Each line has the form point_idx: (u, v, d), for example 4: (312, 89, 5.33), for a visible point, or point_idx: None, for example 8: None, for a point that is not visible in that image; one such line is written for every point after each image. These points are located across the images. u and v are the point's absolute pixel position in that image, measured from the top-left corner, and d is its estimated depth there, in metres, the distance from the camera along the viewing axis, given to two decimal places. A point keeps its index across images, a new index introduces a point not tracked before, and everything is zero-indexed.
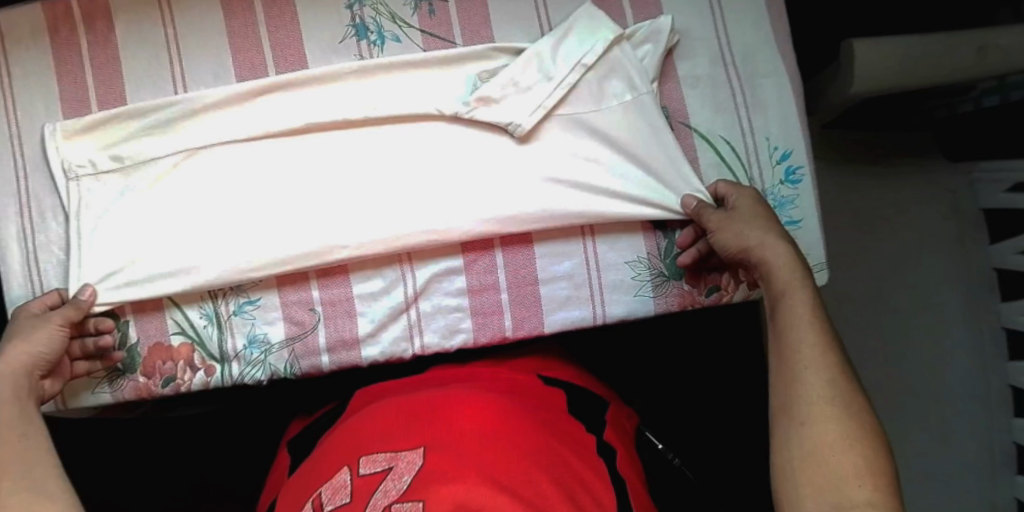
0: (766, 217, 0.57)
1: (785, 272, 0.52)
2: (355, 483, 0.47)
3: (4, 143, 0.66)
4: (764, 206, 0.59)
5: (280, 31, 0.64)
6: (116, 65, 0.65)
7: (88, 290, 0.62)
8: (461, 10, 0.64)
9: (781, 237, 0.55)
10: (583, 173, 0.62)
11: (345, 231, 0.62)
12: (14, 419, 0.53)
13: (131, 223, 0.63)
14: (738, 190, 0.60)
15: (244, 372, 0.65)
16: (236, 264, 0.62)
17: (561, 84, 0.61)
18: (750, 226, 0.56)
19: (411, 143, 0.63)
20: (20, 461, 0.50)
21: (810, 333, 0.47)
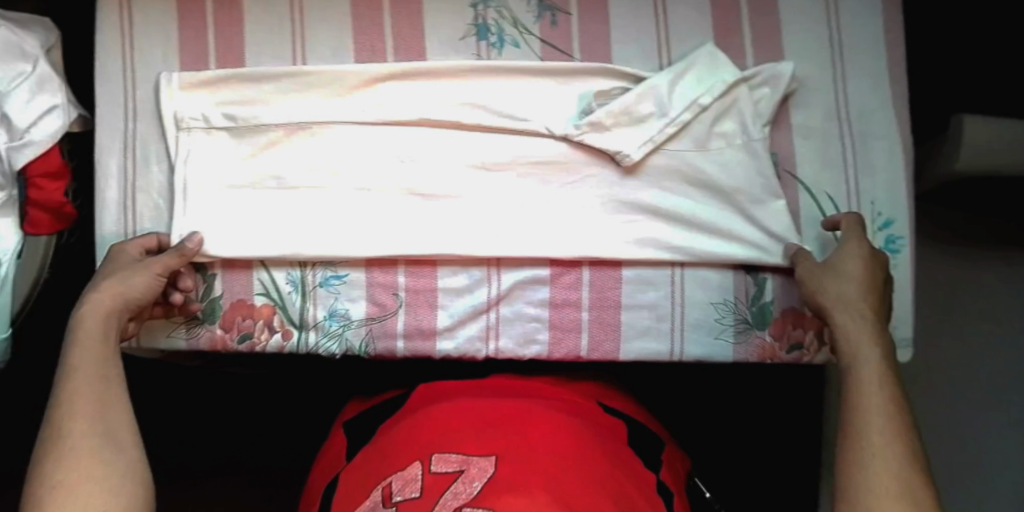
0: (865, 279, 0.57)
1: (869, 351, 0.53)
2: (426, 479, 0.50)
3: (119, 85, 0.67)
4: (870, 261, 0.59)
5: (402, 20, 0.65)
6: (239, 27, 0.66)
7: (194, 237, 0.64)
8: (583, 26, 0.64)
9: (867, 300, 0.56)
10: (680, 207, 0.63)
11: (444, 231, 0.65)
12: (94, 382, 0.55)
13: (237, 184, 0.66)
14: (853, 239, 0.60)
15: (320, 342, 0.68)
16: (338, 245, 0.65)
17: (673, 122, 0.62)
18: (842, 288, 0.57)
19: (515, 153, 0.64)
20: (98, 441, 0.52)
21: (881, 404, 0.49)
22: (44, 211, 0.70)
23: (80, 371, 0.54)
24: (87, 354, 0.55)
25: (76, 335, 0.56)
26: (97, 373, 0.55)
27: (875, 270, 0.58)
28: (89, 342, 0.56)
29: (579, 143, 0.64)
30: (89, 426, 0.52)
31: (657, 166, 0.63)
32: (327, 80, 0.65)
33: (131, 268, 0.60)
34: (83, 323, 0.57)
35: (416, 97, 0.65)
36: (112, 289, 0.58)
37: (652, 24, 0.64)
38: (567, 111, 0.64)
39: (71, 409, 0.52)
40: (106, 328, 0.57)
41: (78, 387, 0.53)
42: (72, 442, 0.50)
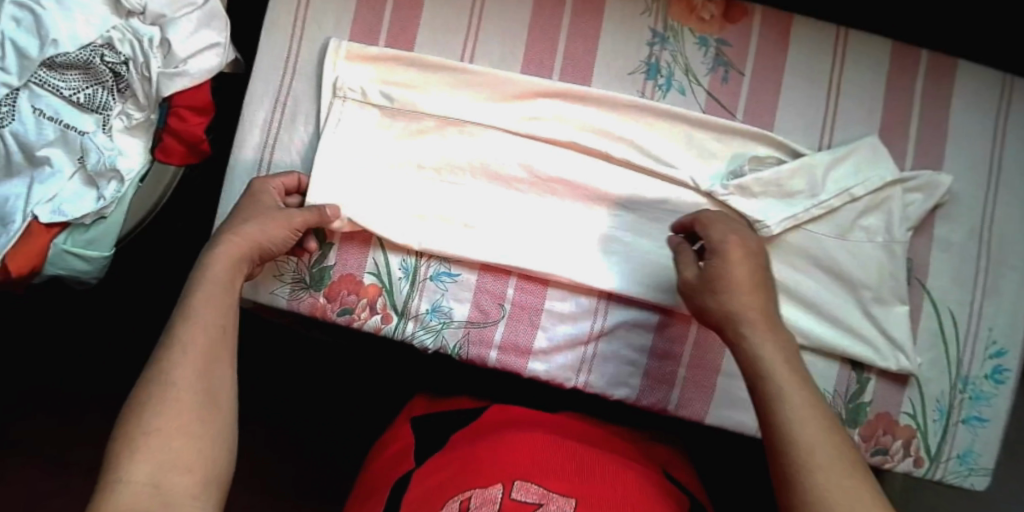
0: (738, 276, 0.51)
1: (782, 367, 0.46)
2: (504, 502, 0.48)
3: (285, 39, 0.68)
4: (741, 255, 0.52)
5: (577, 42, 0.65)
6: (417, 13, 0.67)
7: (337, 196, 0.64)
8: (754, 90, 0.64)
9: (740, 305, 0.50)
10: (809, 287, 0.62)
11: (569, 256, 0.64)
12: (212, 329, 0.51)
13: (380, 162, 0.66)
14: (721, 230, 0.54)
15: (416, 334, 0.67)
16: (467, 245, 0.65)
17: (820, 204, 0.62)
18: (725, 295, 0.51)
19: (657, 196, 0.63)
20: (202, 392, 0.48)
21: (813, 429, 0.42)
22: (180, 142, 0.70)
23: (197, 317, 0.51)
24: (207, 297, 0.53)
25: (203, 275, 0.54)
26: (214, 320, 0.52)
27: (750, 265, 0.52)
28: (214, 285, 0.54)
29: (721, 202, 0.62)
30: (196, 372, 0.48)
31: (793, 245, 0.62)
32: (489, 83, 0.65)
33: (272, 215, 0.61)
34: (213, 264, 0.55)
35: (571, 118, 0.65)
36: (246, 235, 0.58)
37: (821, 104, 0.64)
38: (716, 168, 0.63)
39: (184, 350, 0.49)
40: (233, 273, 0.56)
41: (194, 327, 0.50)
42: (177, 384, 0.47)
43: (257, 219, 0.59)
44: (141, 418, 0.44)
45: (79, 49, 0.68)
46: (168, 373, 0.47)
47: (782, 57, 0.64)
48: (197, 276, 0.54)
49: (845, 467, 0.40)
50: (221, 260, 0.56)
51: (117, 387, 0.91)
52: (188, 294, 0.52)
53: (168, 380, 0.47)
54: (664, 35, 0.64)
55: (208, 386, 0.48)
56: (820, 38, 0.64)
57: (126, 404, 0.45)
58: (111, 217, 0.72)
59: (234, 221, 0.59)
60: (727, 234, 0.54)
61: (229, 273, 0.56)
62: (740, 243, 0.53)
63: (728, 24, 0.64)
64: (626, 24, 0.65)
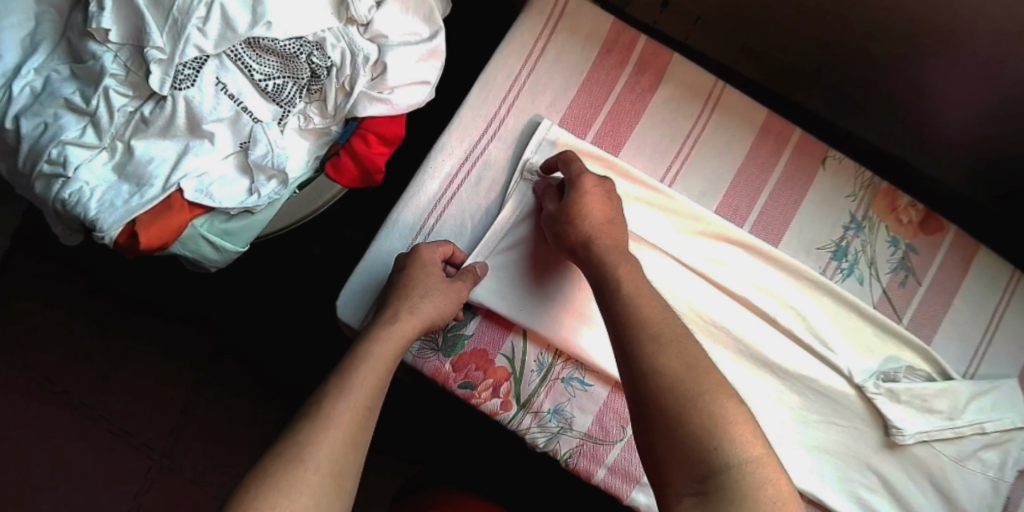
0: (591, 203, 0.58)
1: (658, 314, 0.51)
2: None
3: (496, 99, 0.67)
4: (593, 186, 0.60)
5: (777, 201, 0.67)
6: (634, 119, 0.67)
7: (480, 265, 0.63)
8: (926, 300, 0.66)
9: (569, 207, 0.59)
10: (911, 492, 0.64)
11: None
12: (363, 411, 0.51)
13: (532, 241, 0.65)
14: (578, 165, 0.61)
15: (530, 429, 0.64)
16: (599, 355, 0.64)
17: (953, 428, 0.63)
18: (582, 220, 0.58)
19: (810, 372, 0.64)
20: (331, 475, 0.46)
21: (674, 351, 0.48)
22: (355, 163, 0.69)
23: (355, 395, 0.51)
24: (360, 377, 0.53)
25: (368, 353, 0.55)
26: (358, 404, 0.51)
27: (599, 196, 0.59)
28: (370, 367, 0.54)
29: (867, 399, 0.64)
30: (329, 455, 0.47)
31: (913, 456, 0.64)
32: (679, 211, 0.65)
33: (438, 294, 0.60)
34: (379, 342, 0.56)
35: (747, 273, 0.65)
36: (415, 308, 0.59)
37: (980, 334, 0.66)
38: (870, 363, 0.65)
39: (328, 426, 0.48)
40: (390, 355, 0.56)
41: (343, 405, 0.50)
42: (309, 462, 0.45)
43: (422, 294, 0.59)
44: (264, 485, 0.43)
45: (290, 40, 0.64)
46: (309, 445, 0.47)
47: (961, 279, 0.67)
48: (361, 352, 0.55)
49: (668, 366, 0.47)
50: (386, 339, 0.56)
51: (188, 345, 0.94)
52: (348, 370, 0.53)
53: (297, 449, 0.46)
54: (861, 223, 0.66)
55: (332, 470, 0.46)
56: (995, 273, 0.67)
57: (263, 461, 0.45)
58: (257, 215, 0.69)
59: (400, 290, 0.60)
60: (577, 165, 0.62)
61: (390, 357, 0.56)
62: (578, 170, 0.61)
63: (921, 233, 0.67)
64: (827, 201, 0.67)
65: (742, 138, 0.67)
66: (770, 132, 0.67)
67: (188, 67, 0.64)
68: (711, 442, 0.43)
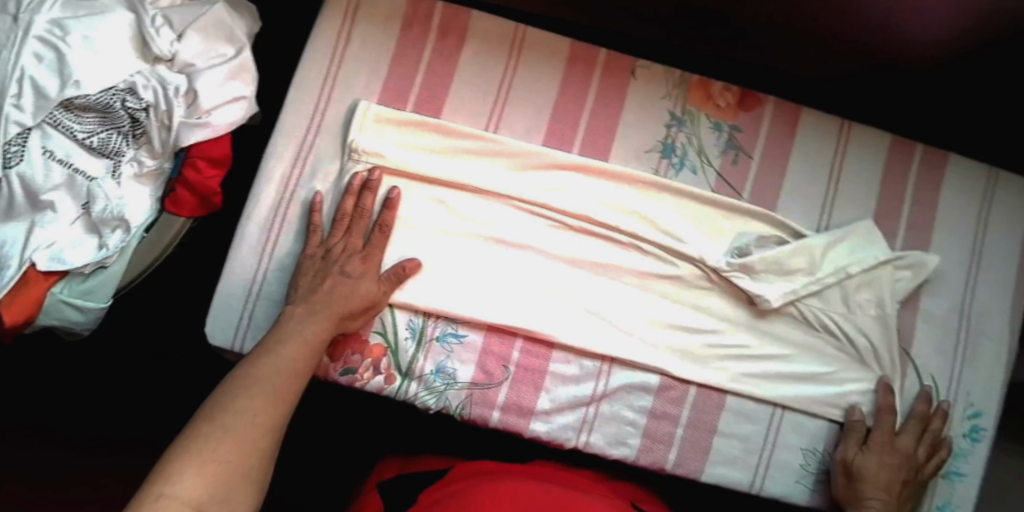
0: (884, 474, 0.65)
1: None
2: None
3: (312, 95, 0.69)
4: (902, 462, 0.66)
5: (598, 118, 0.69)
6: (447, 77, 0.69)
7: (387, 281, 0.65)
8: (760, 171, 0.69)
9: (885, 484, 0.65)
10: (790, 345, 0.69)
11: (570, 328, 0.67)
12: (270, 395, 0.55)
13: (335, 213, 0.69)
14: (907, 443, 0.66)
15: (419, 395, 0.68)
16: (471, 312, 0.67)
17: (818, 281, 0.67)
18: (868, 481, 0.65)
19: (661, 268, 0.69)
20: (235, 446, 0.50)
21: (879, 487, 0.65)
22: (192, 192, 0.72)
23: (265, 383, 0.56)
24: (279, 361, 0.58)
25: (276, 350, 0.59)
26: (279, 386, 0.57)
27: (904, 466, 0.66)
28: (292, 354, 0.59)
29: (723, 277, 0.68)
30: (239, 435, 0.51)
31: (785, 316, 0.69)
32: (510, 153, 0.68)
33: (323, 295, 0.63)
34: (289, 341, 0.60)
35: (586, 192, 0.68)
36: (324, 310, 0.63)
37: (823, 191, 0.69)
38: (721, 245, 0.69)
39: (238, 408, 0.53)
40: (313, 347, 0.61)
41: (253, 391, 0.55)
42: (219, 437, 0.50)
43: (352, 292, 0.64)
44: (177, 457, 0.48)
45: (101, 92, 0.67)
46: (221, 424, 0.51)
47: (790, 143, 0.69)
48: (271, 350, 0.59)
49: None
50: (308, 330, 0.61)
51: None
52: (262, 362, 0.57)
53: (224, 423, 0.51)
54: (681, 118, 0.69)
55: (258, 446, 0.52)
56: (825, 126, 0.69)
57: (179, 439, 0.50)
58: (112, 267, 0.70)
59: (325, 290, 0.63)
60: (909, 441, 0.67)
61: (300, 353, 0.60)
62: (910, 450, 0.66)
63: (741, 111, 0.69)
64: (645, 106, 0.69)
65: (554, 68, 0.69)
66: (579, 57, 0.69)
67: (13, 144, 0.65)
68: None
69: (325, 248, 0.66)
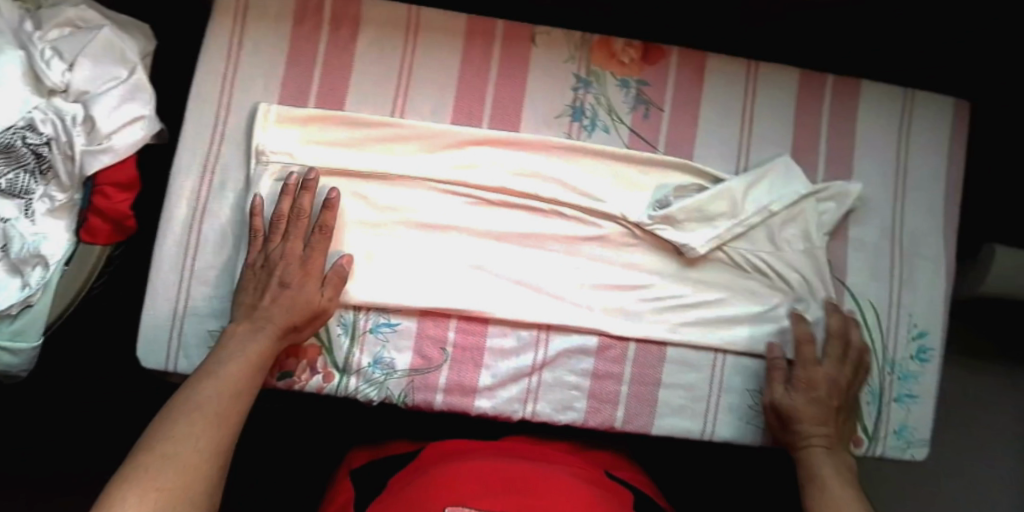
0: (812, 407, 0.64)
1: (837, 492, 0.59)
2: None
3: (214, 107, 0.69)
4: (830, 389, 0.65)
5: (503, 89, 0.68)
6: (346, 70, 0.68)
7: (330, 289, 0.65)
8: (672, 122, 0.69)
9: (819, 418, 0.64)
10: (725, 289, 0.69)
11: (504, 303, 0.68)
12: (211, 417, 0.55)
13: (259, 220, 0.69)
14: (829, 370, 0.65)
15: (361, 388, 0.70)
16: (404, 300, 0.68)
17: (741, 223, 0.67)
18: (798, 420, 0.64)
19: (586, 231, 0.69)
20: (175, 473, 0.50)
21: (813, 425, 0.64)
22: (104, 219, 0.71)
23: (204, 407, 0.55)
24: (219, 382, 0.58)
25: (216, 371, 0.59)
26: (226, 410, 0.57)
27: (834, 393, 0.65)
28: (234, 377, 0.59)
29: (648, 231, 0.69)
30: (177, 460, 0.50)
31: (715, 261, 0.69)
32: (419, 136, 0.67)
33: (264, 312, 0.63)
34: (231, 361, 0.60)
35: (501, 165, 0.68)
36: (268, 325, 0.63)
37: (737, 133, 0.69)
38: (642, 200, 0.69)
39: (175, 436, 0.52)
40: (257, 366, 0.61)
41: (191, 417, 0.54)
42: (155, 466, 0.49)
43: (280, 302, 0.63)
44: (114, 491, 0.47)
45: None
46: (159, 454, 0.50)
47: (699, 89, 0.69)
48: (210, 372, 0.59)
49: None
50: (249, 347, 0.61)
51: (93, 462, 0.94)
52: (201, 385, 0.57)
53: (163, 451, 0.51)
54: (587, 79, 0.68)
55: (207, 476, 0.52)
56: (730, 68, 0.69)
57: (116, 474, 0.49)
58: (39, 303, 0.69)
59: (263, 303, 0.64)
60: (832, 367, 0.66)
61: (242, 372, 0.60)
62: (834, 376, 0.66)
63: (647, 65, 0.69)
64: (549, 71, 0.68)
65: (452, 45, 0.68)
66: (476, 31, 0.68)
67: None
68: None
69: (265, 255, 0.65)
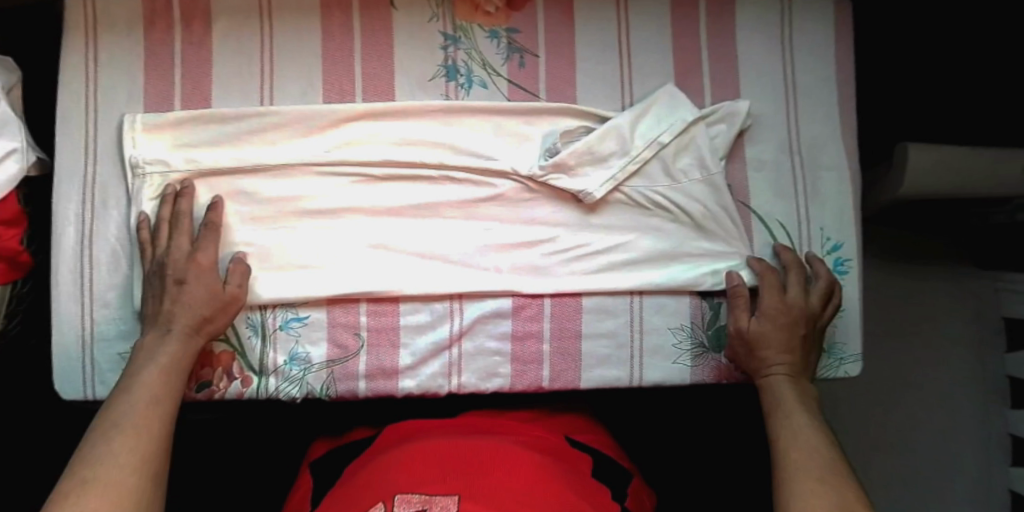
0: (784, 334, 0.62)
1: (800, 419, 0.57)
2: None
3: (79, 125, 0.67)
4: (797, 316, 0.63)
5: (371, 59, 0.66)
6: (207, 67, 0.66)
7: (234, 277, 0.63)
8: (550, 67, 0.67)
9: (789, 347, 0.62)
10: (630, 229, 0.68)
11: (407, 278, 0.66)
12: (137, 432, 0.53)
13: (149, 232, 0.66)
14: (795, 297, 0.64)
15: (281, 387, 0.67)
16: (304, 292, 0.65)
17: (634, 160, 0.66)
18: (764, 347, 0.62)
19: (480, 193, 0.67)
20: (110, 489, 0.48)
21: (781, 354, 0.62)
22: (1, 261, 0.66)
23: (127, 421, 0.53)
24: (140, 394, 0.56)
25: (134, 383, 0.57)
26: (148, 424, 0.54)
27: (799, 320, 0.63)
28: (154, 381, 0.57)
29: (543, 183, 0.67)
30: (111, 477, 0.49)
31: (615, 204, 0.68)
32: (292, 121, 0.65)
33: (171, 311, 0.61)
34: (148, 369, 0.58)
35: (382, 138, 0.66)
36: (173, 329, 0.60)
37: (617, 68, 0.67)
38: (533, 153, 0.67)
39: (106, 453, 0.51)
40: (178, 367, 0.59)
41: (118, 433, 0.52)
42: (87, 488, 0.48)
43: (181, 303, 0.61)
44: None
45: None
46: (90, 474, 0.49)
47: (571, 29, 0.67)
48: (128, 384, 0.57)
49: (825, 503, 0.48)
50: (165, 353, 0.59)
51: None
52: (124, 401, 0.55)
53: (93, 470, 0.49)
54: (455, 35, 0.66)
55: (140, 484, 0.50)
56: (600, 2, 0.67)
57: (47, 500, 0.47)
58: None
59: (164, 306, 0.61)
60: (799, 294, 0.64)
61: (161, 379, 0.58)
62: (803, 302, 0.64)
63: (514, 12, 0.67)
64: (414, 33, 0.66)
65: (311, 22, 0.66)
66: (333, 3, 0.66)
67: None
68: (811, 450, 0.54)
69: (156, 260, 0.63)
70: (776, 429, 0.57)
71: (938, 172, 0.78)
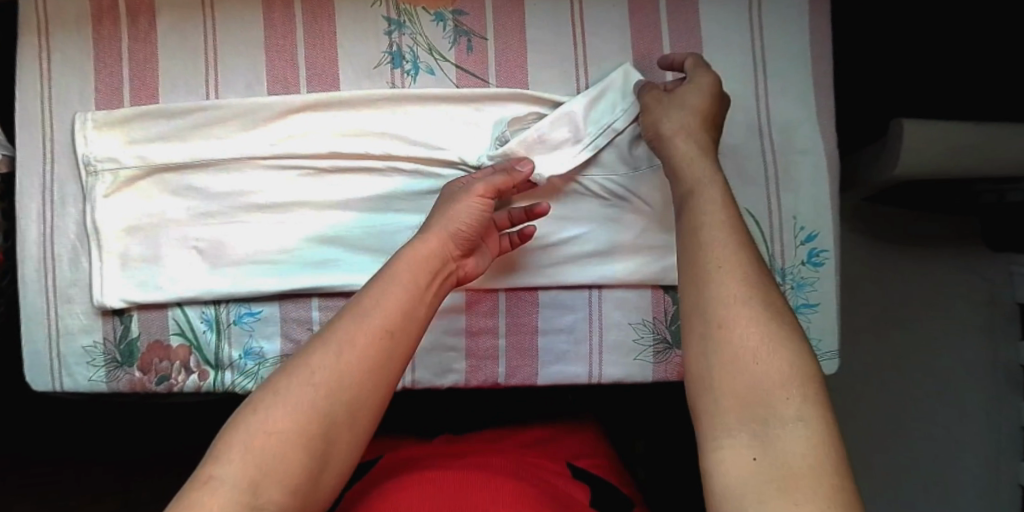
0: (685, 101, 0.56)
1: (716, 226, 0.45)
2: None
3: (35, 127, 0.67)
4: (698, 87, 0.56)
5: (315, 48, 0.65)
6: (154, 62, 0.66)
7: (481, 185, 0.57)
8: (499, 51, 0.64)
9: (687, 120, 0.55)
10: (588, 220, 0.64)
11: (356, 273, 0.65)
12: (353, 339, 0.47)
13: (106, 226, 0.66)
14: (696, 73, 0.57)
15: (236, 381, 0.66)
16: (253, 287, 0.65)
17: (589, 147, 0.62)
18: (657, 114, 0.57)
19: (430, 185, 0.64)
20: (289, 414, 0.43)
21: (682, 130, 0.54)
22: None
23: (348, 330, 0.48)
24: (380, 297, 0.50)
25: (384, 280, 0.51)
26: (367, 335, 0.48)
27: (701, 94, 0.56)
28: (405, 284, 0.51)
29: None
30: (302, 398, 0.44)
31: (572, 194, 0.64)
32: (238, 114, 0.64)
33: (456, 203, 0.56)
34: (399, 265, 0.52)
35: (328, 129, 0.64)
36: (438, 227, 0.55)
37: (571, 51, 0.64)
38: (483, 141, 0.64)
39: (307, 368, 0.45)
40: (428, 267, 0.53)
41: (333, 340, 0.47)
42: (277, 406, 0.43)
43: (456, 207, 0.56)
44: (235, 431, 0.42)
45: None
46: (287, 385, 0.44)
47: (520, 10, 0.64)
48: (383, 282, 0.51)
49: (752, 323, 0.40)
50: (425, 256, 0.53)
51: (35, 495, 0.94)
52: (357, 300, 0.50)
53: (293, 385, 0.44)
54: (400, 20, 0.64)
55: (349, 400, 0.45)
56: None
57: (248, 403, 0.44)
58: None
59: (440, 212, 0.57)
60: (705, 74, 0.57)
61: (410, 280, 0.51)
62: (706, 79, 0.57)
63: None
64: (358, 19, 0.64)
65: (255, 13, 0.65)
66: None
67: None
68: (726, 325, 0.41)
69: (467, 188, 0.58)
70: (694, 287, 0.43)
71: (936, 149, 0.72)
